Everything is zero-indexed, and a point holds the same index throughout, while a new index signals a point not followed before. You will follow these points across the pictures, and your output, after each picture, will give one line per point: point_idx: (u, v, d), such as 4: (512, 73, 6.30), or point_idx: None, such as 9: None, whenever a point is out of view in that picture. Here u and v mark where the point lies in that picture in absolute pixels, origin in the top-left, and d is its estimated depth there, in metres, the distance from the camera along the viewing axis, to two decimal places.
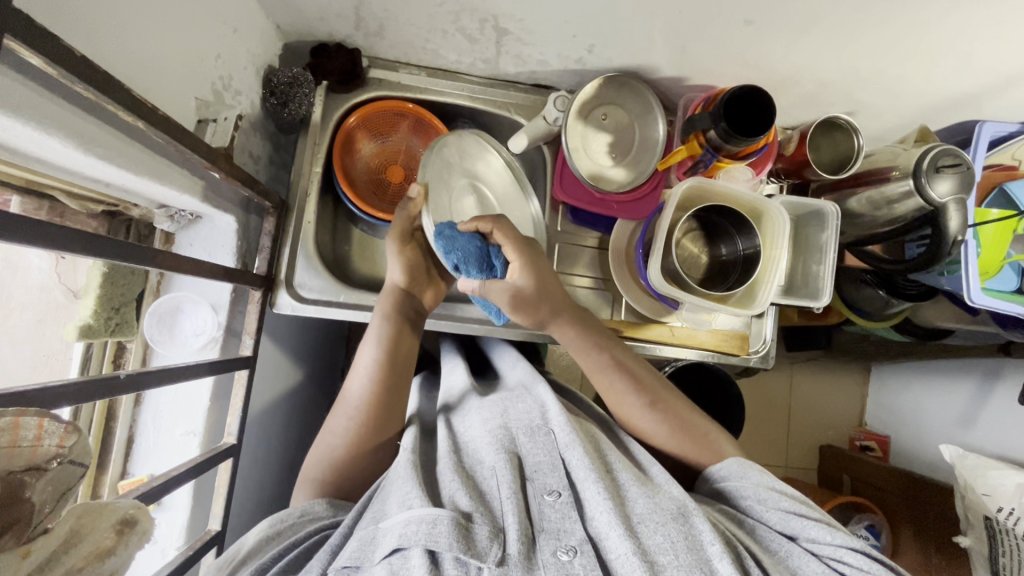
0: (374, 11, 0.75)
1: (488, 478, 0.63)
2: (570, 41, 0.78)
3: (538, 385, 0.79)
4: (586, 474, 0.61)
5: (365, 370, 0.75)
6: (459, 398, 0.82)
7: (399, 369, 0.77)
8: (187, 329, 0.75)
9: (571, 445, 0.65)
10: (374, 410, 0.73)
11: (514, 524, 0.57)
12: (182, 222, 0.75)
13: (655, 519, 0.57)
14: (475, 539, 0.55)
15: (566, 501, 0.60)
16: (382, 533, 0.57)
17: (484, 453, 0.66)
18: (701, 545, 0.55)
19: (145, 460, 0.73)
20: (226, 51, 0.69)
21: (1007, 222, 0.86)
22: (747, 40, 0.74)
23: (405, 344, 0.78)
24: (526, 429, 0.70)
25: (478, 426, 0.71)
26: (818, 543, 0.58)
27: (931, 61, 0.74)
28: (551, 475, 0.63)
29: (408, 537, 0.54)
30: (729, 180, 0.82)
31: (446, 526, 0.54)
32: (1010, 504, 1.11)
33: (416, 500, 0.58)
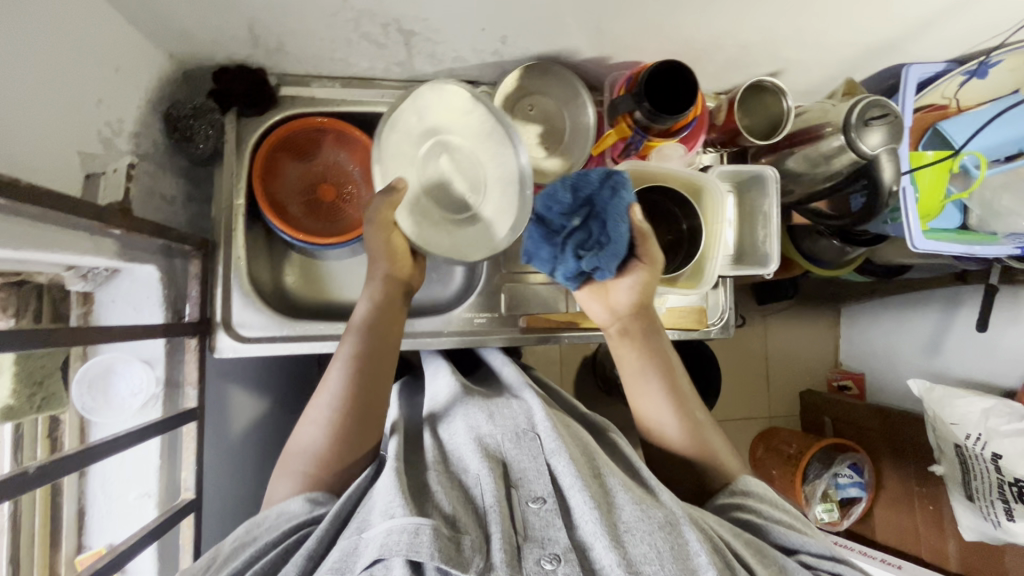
0: (269, 28, 0.71)
1: (476, 484, 0.62)
2: (480, 35, 0.74)
3: (526, 390, 0.77)
4: (572, 481, 0.60)
5: (334, 388, 0.69)
6: (447, 404, 0.77)
7: (377, 382, 0.71)
8: (122, 390, 0.72)
9: (557, 451, 0.64)
10: (355, 400, 0.69)
11: (499, 533, 0.56)
12: (98, 279, 0.71)
13: (642, 527, 0.57)
14: (461, 550, 0.54)
15: (552, 508, 0.60)
16: (364, 542, 0.55)
17: (468, 461, 0.65)
18: (688, 554, 0.55)
19: (101, 530, 0.71)
20: (110, 94, 0.64)
21: (942, 163, 0.86)
22: (661, 12, 0.71)
23: (386, 358, 0.72)
24: (511, 433, 0.68)
25: (464, 432, 0.69)
26: (817, 559, 0.61)
27: (849, 12, 0.72)
28: (536, 482, 0.62)
29: (388, 547, 0.52)
30: (661, 159, 0.80)
31: (429, 536, 0.53)
32: (977, 430, 1.14)
33: (399, 508, 0.56)
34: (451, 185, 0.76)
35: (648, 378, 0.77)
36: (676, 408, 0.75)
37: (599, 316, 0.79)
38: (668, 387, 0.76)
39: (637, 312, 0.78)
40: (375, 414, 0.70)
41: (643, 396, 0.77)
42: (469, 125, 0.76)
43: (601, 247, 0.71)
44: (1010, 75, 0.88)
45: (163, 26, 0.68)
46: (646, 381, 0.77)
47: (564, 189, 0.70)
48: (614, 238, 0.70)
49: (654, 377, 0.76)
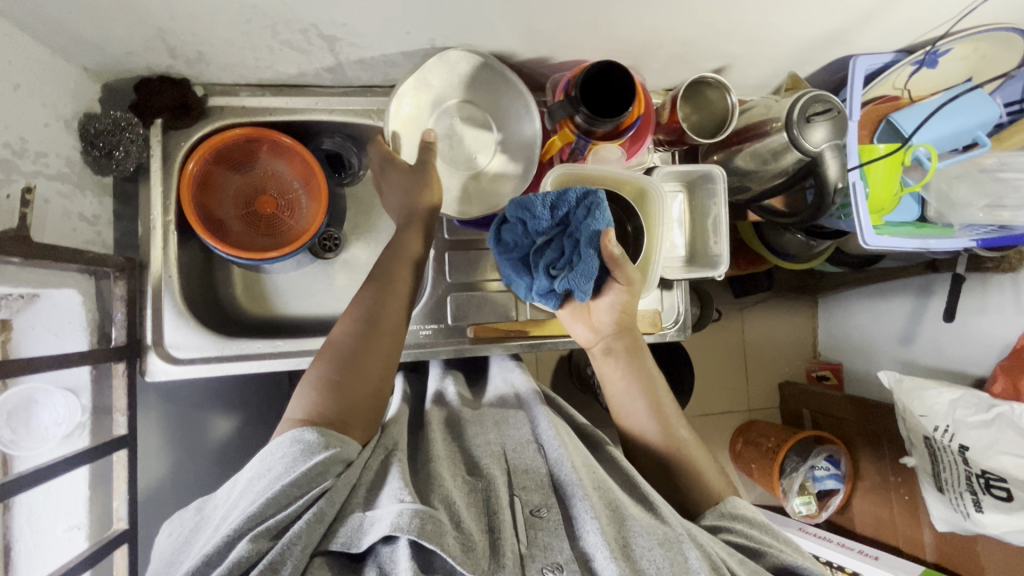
0: (181, 37, 0.68)
1: (484, 487, 0.64)
2: (406, 39, 0.71)
3: (533, 399, 0.79)
4: (575, 490, 0.61)
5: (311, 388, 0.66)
6: (452, 413, 0.81)
7: (361, 379, 0.67)
8: (46, 420, 0.68)
9: (562, 459, 0.66)
10: (367, 371, 0.68)
11: (509, 538, 0.58)
12: (16, 305, 0.66)
13: (643, 540, 0.57)
14: (467, 547, 0.55)
15: (556, 516, 0.61)
16: (370, 521, 0.55)
17: (481, 464, 0.68)
18: (688, 570, 0.55)
19: (30, 568, 0.67)
20: (8, 113, 0.61)
21: (894, 156, 0.84)
22: (591, 12, 0.68)
23: (375, 353, 0.69)
24: (518, 444, 0.71)
25: (475, 439, 0.73)
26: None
27: (785, 6, 0.70)
28: (536, 493, 0.64)
29: (399, 527, 0.52)
30: (599, 161, 0.75)
31: (442, 526, 0.54)
32: (945, 421, 1.12)
33: (408, 493, 0.56)
34: (457, 141, 0.81)
35: (629, 387, 0.79)
36: (655, 416, 0.78)
37: (583, 336, 0.81)
38: (648, 396, 0.79)
39: (620, 330, 0.80)
40: (359, 410, 0.66)
41: (627, 404, 0.80)
42: (478, 89, 0.79)
43: (571, 267, 0.69)
44: (962, 63, 0.86)
45: (66, 40, 0.65)
46: (619, 381, 0.80)
47: (542, 206, 0.67)
48: (585, 259, 0.68)
49: (637, 387, 0.79)
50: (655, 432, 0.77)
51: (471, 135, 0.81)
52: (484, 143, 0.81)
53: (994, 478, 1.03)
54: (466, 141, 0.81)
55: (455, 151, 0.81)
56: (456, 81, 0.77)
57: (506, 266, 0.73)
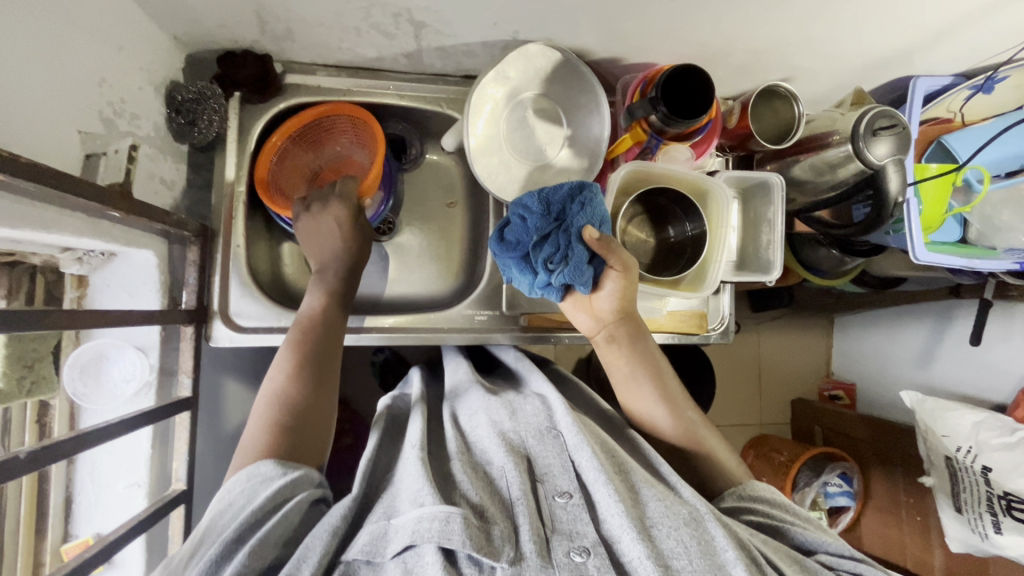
0: (276, 14, 0.69)
1: (500, 477, 0.62)
2: (491, 29, 0.73)
3: (547, 387, 0.76)
4: (596, 475, 0.60)
5: (263, 419, 0.64)
6: (467, 395, 0.80)
7: (311, 408, 0.65)
8: (115, 376, 0.70)
9: (580, 446, 0.63)
10: (303, 405, 0.65)
11: (526, 525, 0.56)
12: (94, 263, 0.69)
13: (669, 523, 0.56)
14: (491, 540, 0.54)
15: (578, 503, 0.59)
16: (394, 528, 0.54)
17: (493, 452, 0.65)
18: (715, 550, 0.55)
19: (88, 520, 0.69)
20: (113, 73, 0.62)
21: (947, 177, 0.86)
22: (674, 15, 0.71)
23: (317, 378, 0.68)
24: (535, 432, 0.68)
25: (486, 425, 0.69)
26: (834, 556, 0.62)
27: (859, 22, 0.72)
28: (561, 477, 0.62)
29: (421, 535, 0.52)
30: (668, 161, 0.78)
31: (459, 524, 0.52)
32: (969, 442, 1.13)
33: (427, 496, 0.55)
34: (527, 133, 0.81)
35: (636, 376, 0.76)
36: (664, 406, 0.75)
37: (585, 325, 0.78)
38: (657, 383, 0.75)
39: (622, 318, 0.76)
40: (315, 439, 0.64)
41: (635, 391, 0.76)
42: (552, 84, 0.80)
43: (568, 260, 0.69)
44: (1014, 92, 0.88)
45: (167, 7, 0.66)
46: (622, 372, 0.76)
47: (537, 202, 0.70)
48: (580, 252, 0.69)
49: (644, 376, 0.76)
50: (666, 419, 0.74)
51: (542, 129, 0.82)
52: (554, 139, 0.83)
53: (1016, 501, 1.03)
54: (536, 134, 0.82)
55: (527, 143, 0.82)
56: (534, 74, 0.79)
57: (503, 258, 0.74)
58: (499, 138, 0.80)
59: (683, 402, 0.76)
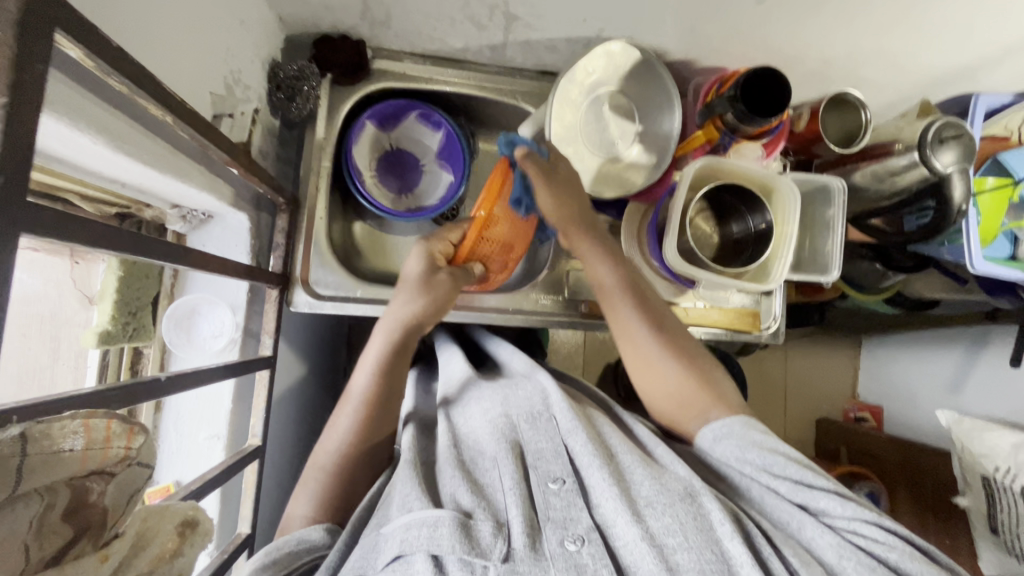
0: (382, 0, 0.74)
1: (490, 469, 0.63)
2: (579, 26, 0.78)
3: (538, 370, 0.78)
4: (590, 460, 0.61)
5: (361, 387, 0.72)
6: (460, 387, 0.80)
7: (394, 391, 0.73)
8: (205, 331, 0.73)
9: (574, 431, 0.65)
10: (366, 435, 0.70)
11: (518, 517, 0.56)
12: (194, 223, 0.73)
13: (663, 501, 0.57)
14: (478, 537, 0.54)
15: (571, 489, 0.60)
16: (384, 539, 0.55)
17: (485, 444, 0.66)
18: (710, 525, 0.55)
19: (169, 467, 0.72)
20: (235, 44, 0.67)
21: (1003, 190, 0.89)
22: (757, 20, 0.74)
23: (399, 376, 0.74)
24: (528, 414, 0.69)
25: (478, 416, 0.71)
26: (828, 514, 0.58)
27: (932, 35, 0.76)
28: (554, 462, 0.63)
29: (410, 543, 0.53)
30: (739, 158, 0.82)
31: (448, 527, 0.53)
32: (1007, 463, 1.10)
33: (415, 502, 0.57)
34: (602, 127, 0.86)
35: (637, 321, 0.77)
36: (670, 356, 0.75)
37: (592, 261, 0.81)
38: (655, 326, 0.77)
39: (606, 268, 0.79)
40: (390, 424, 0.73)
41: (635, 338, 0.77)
42: (628, 82, 0.85)
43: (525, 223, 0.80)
44: None
45: None
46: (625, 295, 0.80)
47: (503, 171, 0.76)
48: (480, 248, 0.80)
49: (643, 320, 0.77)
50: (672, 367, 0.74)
51: (616, 124, 0.86)
52: (627, 134, 0.87)
53: None
54: (610, 128, 0.86)
55: (601, 136, 0.86)
56: (613, 72, 0.83)
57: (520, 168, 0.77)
58: (576, 129, 0.84)
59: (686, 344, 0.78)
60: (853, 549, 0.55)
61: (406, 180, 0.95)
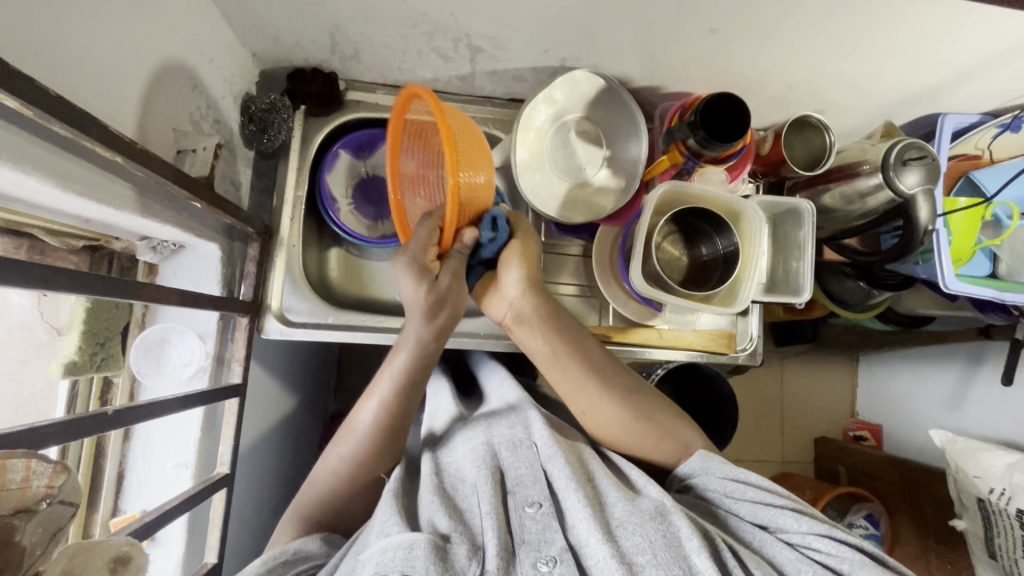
0: (349, 36, 0.76)
1: (469, 495, 0.61)
2: (543, 56, 0.79)
3: (524, 402, 0.76)
4: (566, 483, 0.60)
5: (370, 410, 0.69)
6: (446, 424, 0.78)
7: (409, 414, 0.70)
8: (174, 360, 0.74)
9: (553, 456, 0.64)
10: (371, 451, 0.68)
11: (492, 540, 0.55)
12: (165, 253, 0.74)
13: (634, 521, 0.57)
14: (453, 559, 0.52)
15: (547, 512, 0.60)
16: (361, 563, 0.54)
17: (466, 472, 0.65)
18: (679, 542, 0.54)
19: (135, 496, 0.73)
20: (201, 81, 0.69)
21: (975, 210, 0.87)
22: (715, 48, 0.76)
23: (411, 399, 0.70)
24: (510, 442, 0.68)
25: (461, 445, 0.70)
26: (788, 534, 0.58)
27: (891, 59, 0.76)
28: (532, 487, 0.62)
29: (385, 565, 0.51)
30: (704, 182, 0.82)
31: (424, 550, 0.51)
32: (1001, 484, 1.06)
33: (394, 526, 0.56)
34: (569, 153, 0.87)
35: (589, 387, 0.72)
36: (623, 412, 0.71)
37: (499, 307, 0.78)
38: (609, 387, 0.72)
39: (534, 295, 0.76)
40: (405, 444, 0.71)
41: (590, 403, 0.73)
42: (594, 108, 0.86)
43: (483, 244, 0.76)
44: None
45: (251, 25, 0.74)
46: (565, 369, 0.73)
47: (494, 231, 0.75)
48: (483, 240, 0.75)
49: (591, 377, 0.72)
50: (625, 418, 0.71)
51: (583, 149, 0.88)
52: (594, 160, 0.88)
53: None
54: (577, 154, 0.87)
55: (568, 161, 0.87)
56: (578, 99, 0.85)
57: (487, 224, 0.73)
58: (543, 155, 0.86)
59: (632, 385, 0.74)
60: (810, 563, 0.54)
61: (382, 207, 0.96)
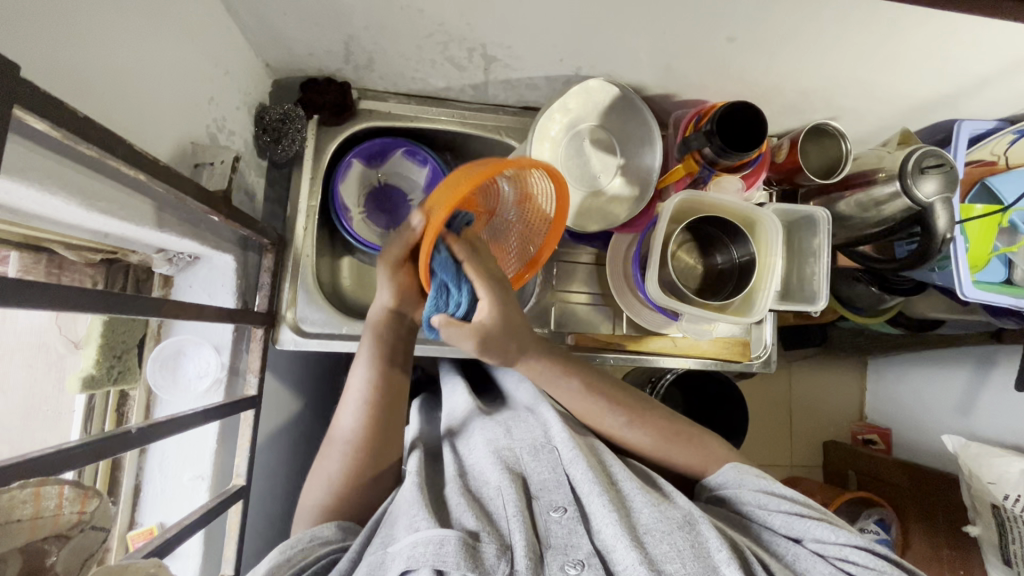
0: (363, 46, 0.76)
1: (494, 497, 0.61)
2: (557, 65, 0.79)
3: (540, 402, 0.76)
4: (590, 487, 0.60)
5: (357, 395, 0.72)
6: (463, 418, 0.79)
7: (395, 389, 0.74)
8: (191, 371, 0.74)
9: (576, 460, 0.64)
10: (367, 436, 0.70)
11: (521, 541, 0.55)
12: (181, 265, 0.74)
13: (661, 529, 0.56)
14: (482, 558, 0.53)
15: (572, 516, 0.59)
16: (390, 557, 0.55)
17: (489, 473, 0.64)
18: (708, 552, 0.54)
19: (152, 509, 0.73)
20: (218, 93, 0.69)
21: (991, 218, 0.87)
22: (731, 56, 0.75)
23: (396, 383, 0.74)
24: (531, 446, 0.68)
25: (481, 446, 0.69)
26: (823, 543, 0.58)
27: (907, 67, 0.76)
28: (557, 492, 0.62)
29: (416, 559, 0.52)
30: (720, 190, 0.82)
31: (454, 546, 0.52)
32: (1017, 491, 1.05)
33: (423, 521, 0.56)
34: (583, 161, 0.87)
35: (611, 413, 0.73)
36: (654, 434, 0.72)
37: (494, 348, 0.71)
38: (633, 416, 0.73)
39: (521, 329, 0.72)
40: (397, 419, 0.74)
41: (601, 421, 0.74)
42: (608, 117, 0.86)
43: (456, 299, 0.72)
44: None
45: (267, 36, 0.74)
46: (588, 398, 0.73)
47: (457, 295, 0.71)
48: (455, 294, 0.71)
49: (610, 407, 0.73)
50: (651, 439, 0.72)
51: (597, 158, 0.88)
52: (609, 168, 0.88)
53: None
54: (591, 163, 0.87)
55: (581, 171, 0.87)
56: (593, 108, 0.84)
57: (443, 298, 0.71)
58: (557, 165, 0.86)
59: (628, 395, 0.75)
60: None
61: (394, 215, 0.96)
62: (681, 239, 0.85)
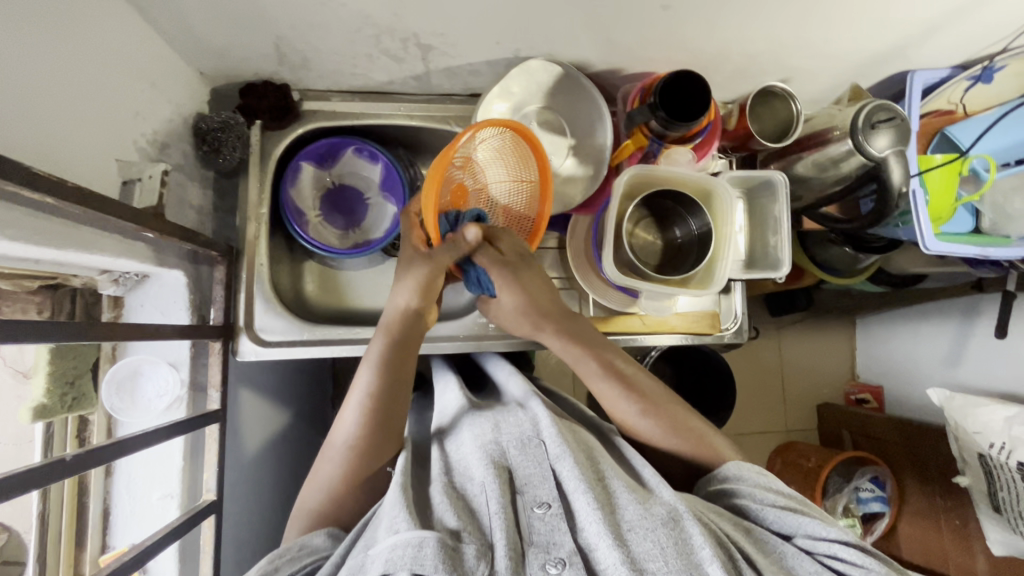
0: (294, 45, 0.74)
1: (478, 494, 0.60)
2: (495, 48, 0.77)
3: (532, 399, 0.75)
4: (576, 484, 0.58)
5: (359, 396, 0.70)
6: (453, 416, 0.77)
7: (398, 393, 0.72)
8: (149, 391, 0.73)
9: (562, 455, 0.62)
10: (365, 436, 0.68)
11: (502, 542, 0.55)
12: (128, 284, 0.72)
13: (645, 525, 0.56)
14: (462, 562, 0.52)
15: (556, 513, 0.58)
16: (370, 559, 0.53)
17: (473, 469, 0.63)
18: (691, 549, 0.54)
19: (124, 531, 0.72)
20: (145, 107, 0.68)
21: (951, 166, 0.86)
22: (669, 25, 0.74)
23: (400, 383, 0.72)
24: (518, 441, 0.66)
25: (470, 441, 0.68)
26: (813, 540, 0.58)
27: (851, 21, 0.74)
28: (541, 487, 0.61)
29: (394, 563, 0.51)
30: (671, 164, 0.81)
31: (433, 548, 0.51)
32: (1001, 438, 1.04)
33: (403, 523, 0.55)
34: None
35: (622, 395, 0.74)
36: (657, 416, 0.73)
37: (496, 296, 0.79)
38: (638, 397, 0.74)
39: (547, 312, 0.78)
40: (397, 419, 0.71)
41: (614, 403, 0.75)
42: (554, 96, 0.85)
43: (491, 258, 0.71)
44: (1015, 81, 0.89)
45: (193, 43, 0.72)
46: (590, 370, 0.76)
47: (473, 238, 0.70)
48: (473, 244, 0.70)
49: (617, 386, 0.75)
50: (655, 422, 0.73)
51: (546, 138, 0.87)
52: (559, 147, 0.87)
53: None
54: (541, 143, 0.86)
55: None
56: (537, 88, 0.83)
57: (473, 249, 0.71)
58: None
59: (636, 378, 0.76)
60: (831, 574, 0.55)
61: (351, 215, 0.95)
62: (640, 218, 0.84)
